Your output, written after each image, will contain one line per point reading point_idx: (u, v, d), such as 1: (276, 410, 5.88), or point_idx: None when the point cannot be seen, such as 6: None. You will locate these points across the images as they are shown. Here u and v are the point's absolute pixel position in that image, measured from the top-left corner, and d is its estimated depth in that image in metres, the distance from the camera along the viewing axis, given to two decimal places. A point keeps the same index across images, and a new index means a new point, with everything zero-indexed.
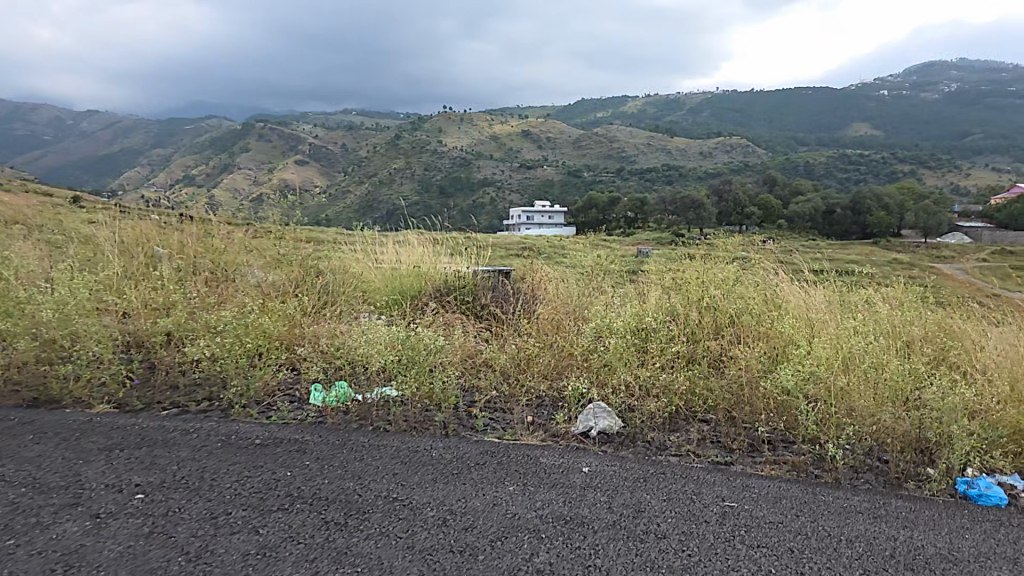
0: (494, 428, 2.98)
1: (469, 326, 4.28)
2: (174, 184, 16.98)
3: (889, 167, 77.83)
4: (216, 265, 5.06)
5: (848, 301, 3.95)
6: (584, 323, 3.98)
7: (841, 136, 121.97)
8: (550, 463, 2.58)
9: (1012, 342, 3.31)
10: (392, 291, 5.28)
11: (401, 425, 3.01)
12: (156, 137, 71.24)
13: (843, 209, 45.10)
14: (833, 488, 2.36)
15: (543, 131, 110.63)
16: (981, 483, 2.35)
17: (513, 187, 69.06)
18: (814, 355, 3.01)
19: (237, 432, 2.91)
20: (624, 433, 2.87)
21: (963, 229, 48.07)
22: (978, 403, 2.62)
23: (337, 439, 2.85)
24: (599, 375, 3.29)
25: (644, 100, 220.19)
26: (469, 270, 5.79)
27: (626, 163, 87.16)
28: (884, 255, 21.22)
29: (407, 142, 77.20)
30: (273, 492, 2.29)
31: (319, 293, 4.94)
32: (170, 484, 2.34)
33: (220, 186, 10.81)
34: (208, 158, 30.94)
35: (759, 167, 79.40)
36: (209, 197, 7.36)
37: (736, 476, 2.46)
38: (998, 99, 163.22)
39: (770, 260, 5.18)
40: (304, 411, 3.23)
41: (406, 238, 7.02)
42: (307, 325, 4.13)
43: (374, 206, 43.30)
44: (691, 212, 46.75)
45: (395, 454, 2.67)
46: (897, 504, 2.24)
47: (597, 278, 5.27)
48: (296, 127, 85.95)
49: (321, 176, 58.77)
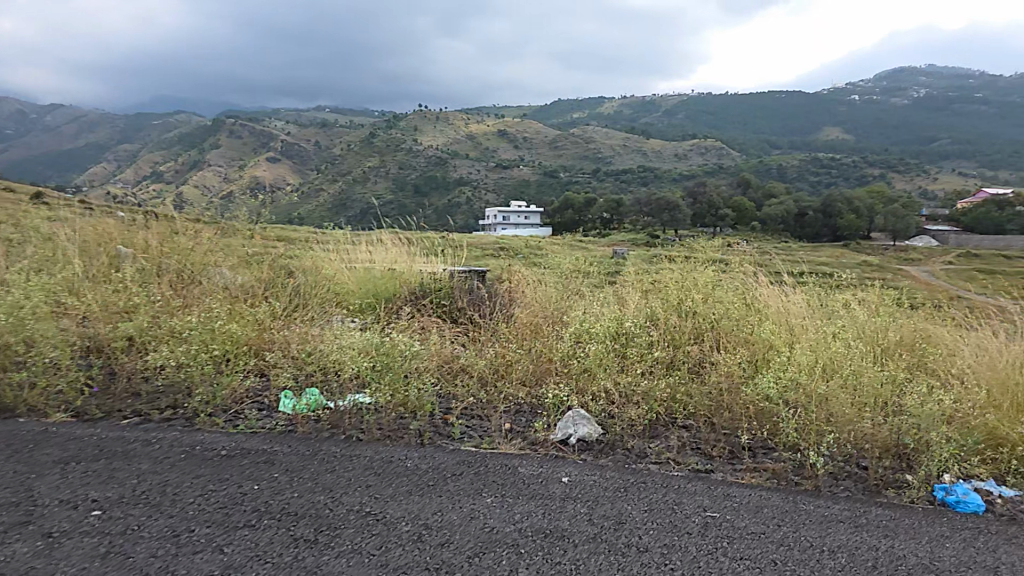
0: (470, 436, 2.90)
1: (446, 331, 4.19)
2: (139, 179, 16.49)
3: (859, 171, 79.56)
4: (183, 265, 4.90)
5: (827, 306, 3.97)
6: (563, 327, 3.93)
7: (813, 141, 124.31)
8: (528, 472, 2.51)
9: (984, 348, 3.35)
10: (366, 293, 5.16)
11: (375, 434, 2.92)
12: (122, 131, 69.39)
13: (814, 212, 45.98)
14: (813, 496, 2.33)
15: (520, 131, 110.79)
16: (958, 489, 2.34)
17: (489, 187, 68.84)
18: (794, 362, 3.00)
19: (202, 442, 2.79)
20: (603, 440, 2.82)
21: (930, 233, 49.24)
22: (956, 410, 2.62)
23: (308, 449, 2.74)
24: (577, 381, 3.24)
25: (620, 101, 221.70)
26: (445, 271, 5.69)
27: (602, 163, 87.61)
28: (856, 259, 21.58)
29: (383, 140, 76.51)
30: (238, 507, 2.18)
31: (290, 295, 4.81)
32: (130, 500, 2.21)
33: (188, 183, 10.52)
34: (176, 153, 30.12)
35: (733, 170, 80.49)
36: (177, 195, 7.15)
37: (716, 485, 2.42)
38: (963, 105, 167.97)
39: (747, 263, 5.21)
40: (273, 419, 3.11)
41: (382, 238, 6.89)
42: (276, 329, 4.00)
43: (348, 204, 42.68)
44: (666, 213, 47.12)
45: (368, 465, 2.58)
46: (878, 511, 2.22)
47: (575, 282, 5.22)
48: (269, 123, 84.51)
49: (294, 173, 57.79)
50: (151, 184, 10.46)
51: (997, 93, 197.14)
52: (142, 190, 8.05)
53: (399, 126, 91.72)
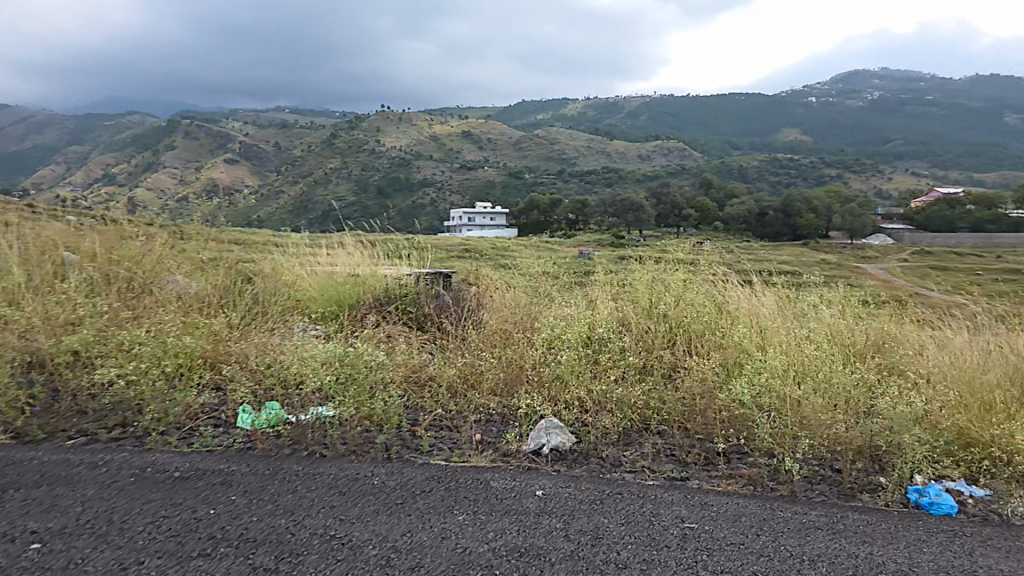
0: (439, 449, 2.80)
1: (413, 339, 4.07)
2: (90, 182, 15.92)
3: (816, 171, 81.79)
4: (133, 273, 4.67)
5: (797, 309, 3.99)
6: (533, 333, 3.87)
7: (772, 142, 127.50)
8: (500, 486, 2.42)
9: (950, 348, 3.38)
10: (328, 300, 4.99)
11: (339, 449, 2.79)
12: (70, 131, 66.90)
13: (774, 212, 47.09)
14: (792, 503, 2.29)
15: (484, 131, 110.48)
16: (931, 490, 2.35)
17: (454, 188, 68.58)
18: (767, 367, 2.99)
19: (154, 464, 2.62)
20: (577, 450, 2.75)
21: (884, 232, 50.84)
22: (927, 412, 2.64)
23: (268, 468, 2.60)
24: (550, 390, 3.17)
25: (584, 104, 223.83)
26: (411, 276, 5.55)
27: (567, 165, 88.19)
28: (815, 257, 22.21)
29: (345, 141, 75.51)
30: (192, 535, 2.03)
31: (249, 304, 4.62)
32: (72, 531, 2.04)
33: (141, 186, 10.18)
34: (129, 155, 29.25)
35: (695, 171, 81.89)
36: (130, 198, 6.87)
37: (693, 493, 2.37)
38: (913, 108, 174.50)
39: (717, 264, 5.22)
40: (230, 436, 2.95)
41: (345, 242, 6.71)
42: (233, 340, 3.82)
43: (309, 206, 41.94)
44: (630, 214, 47.71)
45: (333, 483, 2.46)
46: (854, 516, 2.19)
47: (543, 284, 5.16)
48: (226, 124, 82.56)
49: (252, 175, 56.63)
50: (103, 187, 10.08)
51: (945, 96, 205.22)
52: (93, 192, 7.75)
53: (361, 127, 90.63)
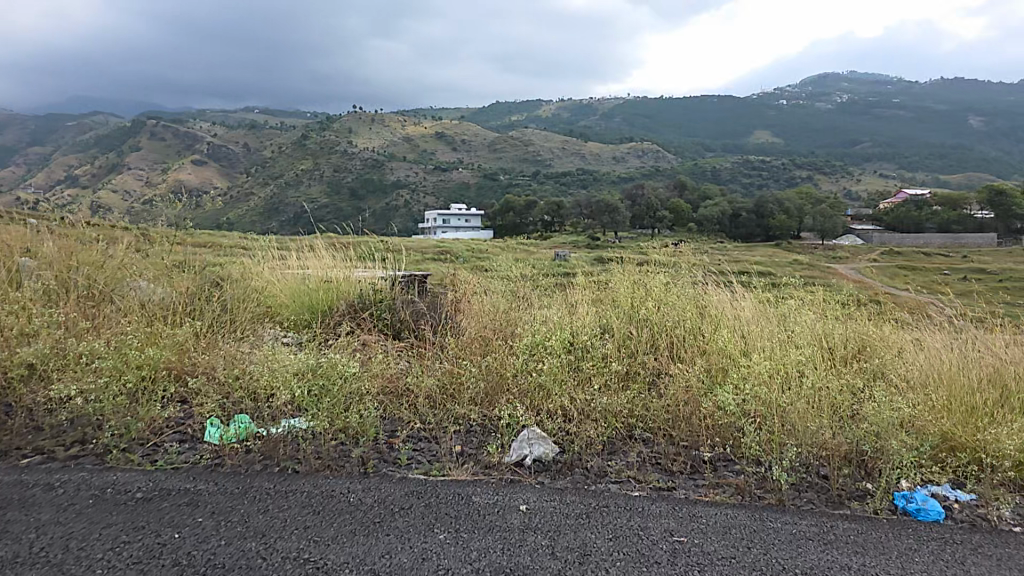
0: (418, 462, 2.70)
1: (391, 348, 3.97)
2: (47, 185, 15.31)
3: (787, 173, 83.23)
4: (95, 281, 4.48)
5: (777, 311, 3.98)
6: (513, 340, 3.78)
7: (744, 145, 129.60)
8: (482, 502, 2.34)
9: (930, 349, 3.38)
10: (300, 306, 4.85)
11: (312, 464, 2.68)
12: (31, 131, 64.88)
13: (747, 213, 47.77)
14: (782, 513, 2.24)
15: (459, 133, 110.24)
16: (917, 496, 2.32)
17: (429, 189, 68.27)
18: (752, 372, 2.96)
19: (115, 484, 2.47)
20: (560, 461, 2.68)
21: (854, 233, 51.91)
22: (913, 416, 2.63)
23: (238, 486, 2.48)
24: (530, 398, 3.10)
25: (559, 105, 224.85)
26: (386, 280, 5.43)
27: (542, 167, 88.44)
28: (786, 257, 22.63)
29: (317, 141, 74.59)
30: (156, 562, 1.90)
31: (218, 311, 4.47)
32: (24, 560, 1.89)
33: (104, 188, 9.86)
34: (93, 157, 28.53)
35: (669, 173, 82.82)
36: (92, 200, 6.60)
37: (681, 505, 2.30)
38: (880, 111, 178.95)
39: (697, 266, 5.19)
40: (196, 453, 2.81)
41: (317, 245, 6.55)
42: (200, 352, 3.67)
43: (280, 209, 41.42)
44: (605, 216, 48.06)
45: (307, 502, 2.34)
46: (844, 526, 2.15)
47: (524, 288, 5.09)
48: (195, 125, 81.04)
49: (221, 177, 55.68)
50: (64, 189, 9.76)
51: (910, 101, 210.80)
52: (52, 195, 7.47)
53: (334, 128, 89.56)
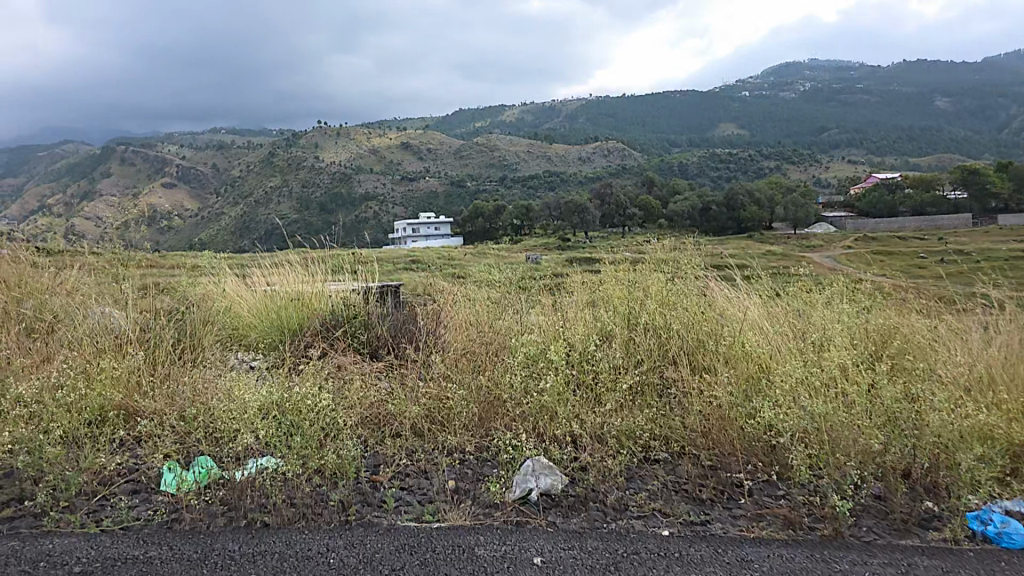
0: (406, 506, 2.29)
1: (367, 370, 3.55)
2: (15, 213, 14.61)
3: (754, 165, 84.41)
4: (40, 316, 4.00)
5: (790, 309, 3.66)
6: (507, 356, 3.38)
7: (710, 139, 131.81)
8: (488, 554, 1.94)
9: (974, 345, 3.05)
10: (267, 326, 4.41)
11: (285, 514, 2.25)
12: None
13: (718, 207, 48.29)
14: (845, 549, 1.90)
15: (426, 142, 109.98)
16: (994, 517, 1.99)
17: (398, 199, 67.84)
18: (781, 379, 2.63)
19: (50, 554, 2.00)
20: (574, 494, 2.31)
21: (824, 221, 52.86)
22: (995, 429, 2.28)
23: (195, 552, 2.01)
24: (533, 421, 2.72)
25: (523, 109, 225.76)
26: (358, 291, 4.98)
27: (509, 171, 88.81)
28: (760, 248, 22.73)
29: (285, 157, 73.77)
30: None
31: (179, 338, 4.03)
32: None
33: (71, 211, 9.27)
34: (57, 177, 27.68)
35: (637, 172, 83.85)
36: (55, 222, 6.03)
37: (724, 545, 1.94)
38: (836, 103, 183.57)
39: (699, 262, 4.81)
40: (150, 506, 2.33)
41: (286, 261, 6.06)
42: (152, 386, 3.20)
43: (251, 228, 40.65)
44: (575, 216, 47.09)
45: (279, 567, 1.92)
46: (926, 563, 1.80)
47: (507, 295, 4.71)
48: (160, 147, 79.72)
49: (189, 197, 54.61)
50: (27, 216, 9.19)
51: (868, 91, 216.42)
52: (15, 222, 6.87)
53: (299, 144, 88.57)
